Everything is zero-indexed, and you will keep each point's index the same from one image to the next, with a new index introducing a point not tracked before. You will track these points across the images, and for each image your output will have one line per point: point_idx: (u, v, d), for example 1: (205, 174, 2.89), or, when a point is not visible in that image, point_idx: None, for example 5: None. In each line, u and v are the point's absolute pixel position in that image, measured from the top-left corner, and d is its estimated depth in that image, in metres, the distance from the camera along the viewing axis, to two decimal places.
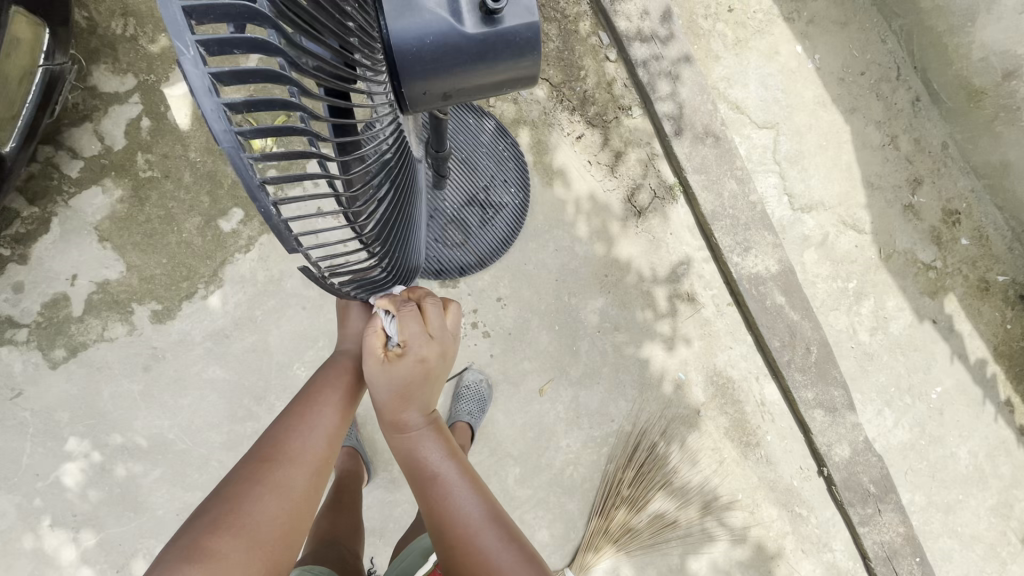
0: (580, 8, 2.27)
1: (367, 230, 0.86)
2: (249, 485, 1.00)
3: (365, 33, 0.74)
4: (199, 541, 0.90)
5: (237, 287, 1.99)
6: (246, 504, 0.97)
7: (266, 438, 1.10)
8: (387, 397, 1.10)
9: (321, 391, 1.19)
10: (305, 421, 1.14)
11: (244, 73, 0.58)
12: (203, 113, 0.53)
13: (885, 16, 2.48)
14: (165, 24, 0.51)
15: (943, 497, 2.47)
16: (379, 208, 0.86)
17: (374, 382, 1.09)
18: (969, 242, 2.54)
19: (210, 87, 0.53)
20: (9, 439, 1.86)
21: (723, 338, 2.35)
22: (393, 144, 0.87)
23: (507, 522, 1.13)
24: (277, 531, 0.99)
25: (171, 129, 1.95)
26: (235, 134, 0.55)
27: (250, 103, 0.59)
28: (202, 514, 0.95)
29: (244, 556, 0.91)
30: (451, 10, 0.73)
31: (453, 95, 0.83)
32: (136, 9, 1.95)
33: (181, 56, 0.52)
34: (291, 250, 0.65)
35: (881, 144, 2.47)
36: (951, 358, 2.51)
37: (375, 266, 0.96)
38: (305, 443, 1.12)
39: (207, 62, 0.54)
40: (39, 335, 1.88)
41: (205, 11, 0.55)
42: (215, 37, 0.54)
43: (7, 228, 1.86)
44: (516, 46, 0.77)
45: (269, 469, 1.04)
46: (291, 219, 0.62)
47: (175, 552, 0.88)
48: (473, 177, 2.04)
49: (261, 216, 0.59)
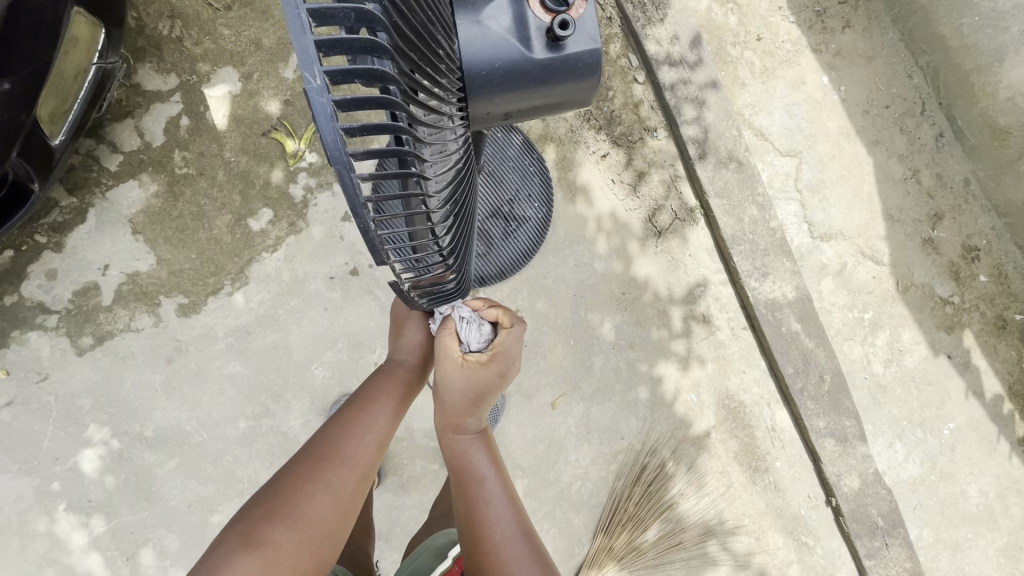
0: (611, 30, 2.31)
1: (444, 241, 0.97)
2: (302, 482, 1.08)
3: (450, 58, 0.83)
4: (254, 531, 0.98)
5: (262, 285, 2.03)
6: (299, 500, 1.05)
7: (319, 439, 1.19)
8: (463, 397, 1.29)
9: (373, 398, 1.30)
10: (357, 426, 1.23)
11: (359, 101, 0.66)
12: (323, 138, 0.60)
13: (913, 51, 2.50)
14: (298, 58, 0.57)
15: (952, 535, 2.45)
16: (448, 216, 0.95)
17: (453, 379, 1.26)
18: (988, 278, 2.53)
19: (331, 114, 0.60)
20: (32, 422, 1.90)
21: (736, 362, 2.35)
22: (463, 152, 0.94)
23: (533, 539, 1.26)
24: (323, 528, 1.06)
25: (209, 128, 2.00)
26: (347, 157, 0.62)
27: (358, 126, 0.67)
28: (262, 502, 1.04)
29: (296, 546, 1.00)
30: (520, 38, 0.86)
31: (511, 115, 0.98)
32: (183, 12, 2.01)
33: (308, 86, 0.59)
34: (380, 261, 0.73)
35: (903, 177, 2.48)
36: (965, 394, 2.50)
37: (447, 276, 1.05)
38: (354, 447, 1.19)
39: (330, 90, 0.61)
40: (68, 322, 1.92)
41: (333, 45, 0.62)
42: (339, 68, 0.61)
43: (45, 217, 1.91)
44: (577, 70, 0.90)
45: (321, 469, 1.12)
46: (386, 234, 0.70)
47: (236, 536, 0.97)
48: (499, 191, 2.09)
49: (361, 231, 0.67)
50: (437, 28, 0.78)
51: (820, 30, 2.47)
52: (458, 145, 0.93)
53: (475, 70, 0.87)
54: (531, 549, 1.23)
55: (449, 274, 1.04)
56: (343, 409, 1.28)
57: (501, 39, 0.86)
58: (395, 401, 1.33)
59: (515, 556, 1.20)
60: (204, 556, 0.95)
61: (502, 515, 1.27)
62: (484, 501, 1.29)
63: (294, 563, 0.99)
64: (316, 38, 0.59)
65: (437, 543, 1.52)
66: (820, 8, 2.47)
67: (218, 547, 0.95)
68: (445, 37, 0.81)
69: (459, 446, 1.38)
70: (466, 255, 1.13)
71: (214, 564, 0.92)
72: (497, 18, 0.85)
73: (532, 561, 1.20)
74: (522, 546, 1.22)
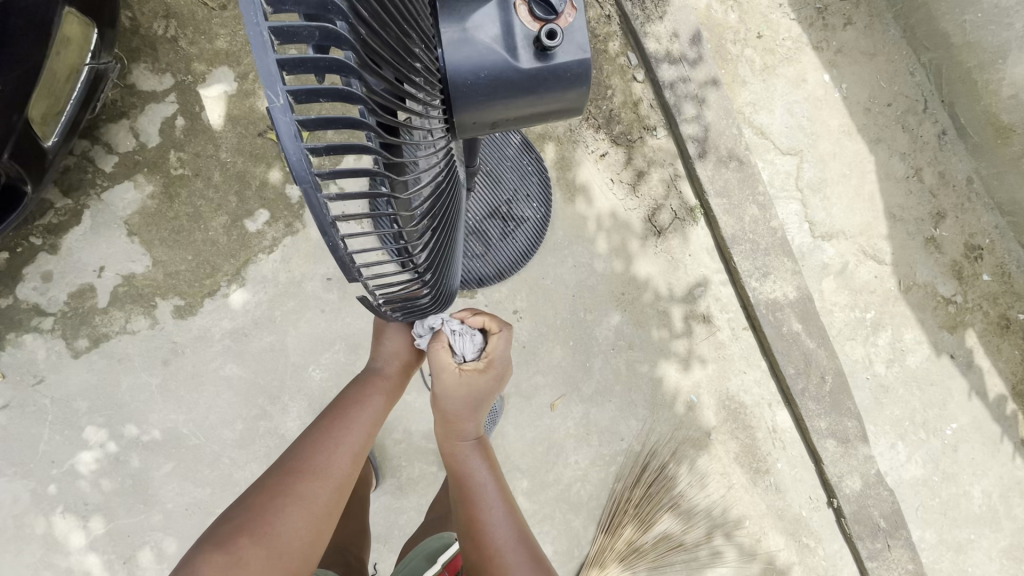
0: (610, 28, 2.29)
1: (420, 260, 0.95)
2: (274, 497, 1.08)
3: (428, 71, 0.81)
4: (224, 547, 0.97)
5: (258, 287, 2.01)
6: (269, 516, 1.04)
7: (295, 451, 1.18)
8: (461, 404, 1.29)
9: (351, 409, 1.29)
10: (334, 438, 1.22)
11: (327, 119, 0.64)
12: (287, 157, 0.59)
13: (915, 48, 2.47)
14: (260, 77, 0.56)
15: (954, 536, 2.43)
16: (430, 233, 0.94)
17: (450, 390, 1.26)
18: (991, 278, 2.51)
19: (295, 134, 0.59)
20: (28, 425, 1.89)
21: (737, 362, 2.34)
22: (444, 166, 0.94)
23: (532, 545, 1.26)
24: (297, 543, 1.05)
25: (205, 129, 1.99)
26: (313, 177, 0.60)
27: (327, 144, 0.65)
28: (232, 518, 1.03)
29: (264, 565, 0.99)
30: (507, 47, 0.84)
31: (499, 124, 0.96)
32: (178, 11, 2.00)
33: (271, 104, 0.57)
34: (352, 279, 0.72)
35: (905, 176, 2.46)
36: (968, 394, 2.48)
37: (422, 292, 1.02)
38: (331, 458, 1.18)
39: (293, 109, 0.59)
40: (64, 324, 1.91)
41: (297, 63, 0.61)
42: (303, 88, 0.59)
43: (39, 218, 1.90)
44: (566, 79, 0.88)
45: (294, 482, 1.11)
46: (357, 253, 0.68)
47: (202, 554, 0.96)
48: (497, 192, 2.07)
49: (330, 250, 0.66)
50: (414, 41, 0.76)
51: (821, 28, 2.45)
52: (440, 160, 0.94)
53: (458, 81, 0.85)
54: (529, 551, 1.24)
55: (425, 290, 1.02)
56: (319, 420, 1.27)
57: (488, 48, 0.84)
58: (372, 411, 1.32)
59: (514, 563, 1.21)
60: (178, 569, 0.94)
61: (501, 521, 1.27)
62: (482, 507, 1.29)
63: None
64: (277, 57, 0.57)
65: (429, 547, 1.50)
66: (821, 5, 2.45)
67: (190, 562, 0.95)
68: (424, 50, 0.79)
69: (459, 453, 1.37)
70: (446, 268, 1.11)
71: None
72: (483, 27, 0.83)
73: (530, 569, 1.20)
74: (521, 551, 1.23)
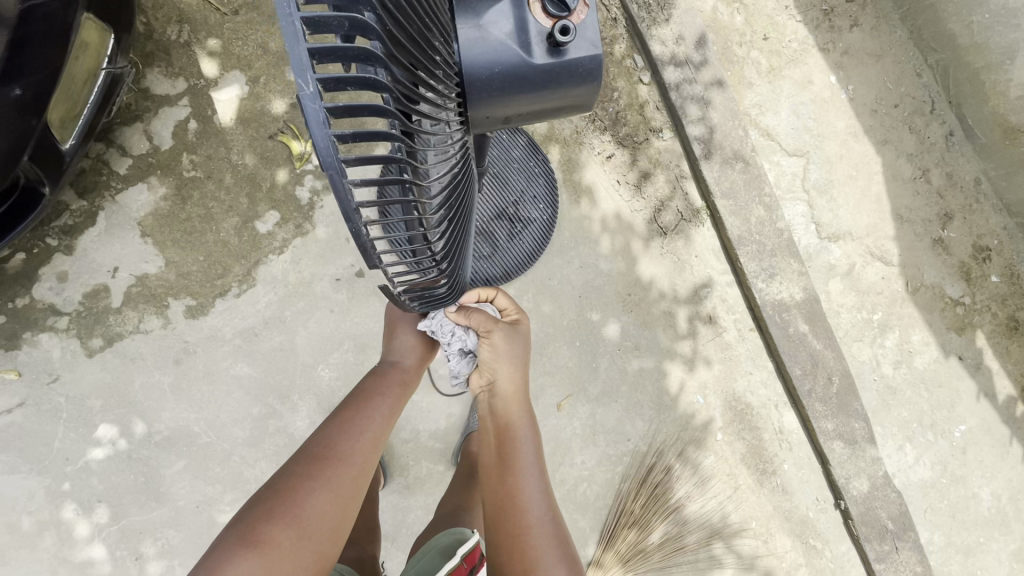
0: (616, 31, 2.31)
1: (437, 247, 0.97)
2: (301, 482, 1.08)
3: (447, 65, 0.83)
4: (258, 527, 0.98)
5: (269, 287, 2.04)
6: (300, 499, 1.05)
7: (318, 438, 1.19)
8: (516, 360, 1.39)
9: (370, 399, 1.31)
10: (354, 426, 1.23)
11: (352, 107, 0.66)
12: (315, 142, 0.60)
13: (922, 49, 2.47)
14: (291, 67, 0.57)
15: (963, 538, 2.41)
16: (444, 223, 0.94)
17: (511, 344, 1.37)
18: (999, 279, 2.50)
19: (323, 121, 0.60)
20: (43, 422, 1.92)
21: (743, 363, 2.34)
22: (461, 158, 0.95)
23: (561, 527, 1.28)
24: (326, 524, 1.05)
25: (216, 131, 2.02)
26: (339, 162, 0.61)
27: (352, 131, 0.67)
28: (263, 501, 1.04)
29: (296, 546, 0.99)
30: (520, 42, 0.86)
31: (511, 119, 0.98)
32: (191, 16, 2.03)
33: (300, 93, 0.59)
34: (372, 266, 0.73)
35: (913, 177, 2.46)
36: (977, 396, 2.47)
37: (438, 281, 1.05)
38: (352, 446, 1.19)
39: (322, 97, 0.60)
40: (78, 323, 1.94)
41: (326, 52, 0.62)
42: (332, 75, 0.61)
43: (56, 219, 1.93)
44: (578, 75, 0.90)
45: (321, 466, 1.12)
46: (378, 237, 0.70)
47: (237, 535, 0.97)
48: (504, 192, 2.09)
49: (353, 234, 0.67)
50: (434, 35, 0.78)
51: (827, 29, 2.45)
52: (456, 151, 0.93)
53: (474, 76, 0.87)
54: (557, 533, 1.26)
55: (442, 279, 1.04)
56: (339, 410, 1.28)
57: (502, 44, 0.85)
58: (390, 402, 1.35)
59: (543, 546, 1.22)
60: (207, 554, 0.94)
61: (536, 495, 1.28)
62: (518, 476, 1.30)
63: (295, 563, 0.98)
64: (309, 47, 0.59)
65: (444, 542, 1.49)
66: (827, 6, 2.45)
67: (223, 544, 0.95)
68: (443, 43, 0.81)
69: (511, 415, 1.38)
70: (460, 260, 1.13)
71: (221, 558, 0.92)
72: (497, 23, 0.85)
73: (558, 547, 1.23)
74: (551, 532, 1.25)
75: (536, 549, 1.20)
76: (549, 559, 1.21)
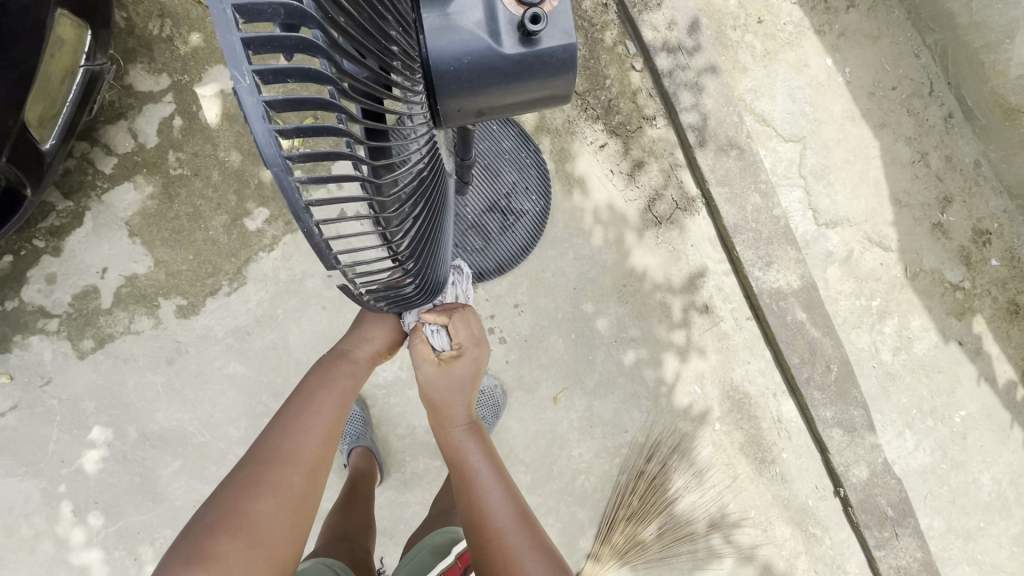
0: (607, 17, 2.27)
1: (402, 247, 0.92)
2: (244, 491, 1.06)
3: (407, 56, 0.81)
4: (204, 541, 0.96)
5: (259, 285, 2.02)
6: (247, 506, 1.03)
7: (263, 442, 1.16)
8: (444, 394, 1.34)
9: (316, 393, 1.28)
10: (300, 424, 1.20)
11: (296, 101, 0.63)
12: (256, 139, 0.58)
13: (920, 30, 2.43)
14: (224, 55, 0.55)
15: (963, 523, 2.41)
16: (411, 221, 0.91)
17: (432, 381, 1.33)
18: (999, 263, 2.47)
19: (263, 115, 0.58)
20: (37, 425, 1.92)
21: (741, 352, 2.32)
22: (428, 156, 0.92)
23: (534, 525, 1.22)
24: (279, 527, 1.05)
25: (202, 128, 1.99)
26: (284, 159, 0.59)
27: (299, 127, 0.64)
28: (209, 513, 1.02)
29: (247, 553, 0.98)
30: (490, 32, 0.82)
31: (485, 112, 0.94)
32: (172, 11, 2.00)
33: (237, 84, 0.57)
34: (329, 266, 0.70)
35: (911, 161, 2.42)
36: (977, 381, 2.45)
37: (404, 282, 1.02)
38: (300, 444, 1.17)
39: (260, 91, 0.59)
40: (69, 325, 1.93)
41: (263, 43, 0.60)
42: (270, 66, 0.59)
43: (42, 221, 1.91)
44: (552, 66, 0.86)
45: (266, 471, 1.10)
46: (332, 237, 0.67)
47: (183, 553, 0.95)
48: (495, 185, 2.05)
49: (304, 235, 0.65)
50: (388, 22, 0.77)
51: (823, 11, 2.41)
52: (422, 152, 0.91)
53: (442, 68, 0.84)
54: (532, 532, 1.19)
55: (408, 279, 1.01)
56: (284, 406, 1.25)
57: (471, 34, 0.82)
58: (338, 394, 1.31)
59: (516, 545, 1.16)
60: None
61: (498, 502, 1.24)
62: (478, 495, 1.25)
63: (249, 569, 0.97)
64: (244, 35, 0.57)
65: (437, 540, 1.49)
66: None
67: (170, 561, 0.94)
68: (400, 32, 0.79)
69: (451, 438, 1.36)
70: (433, 259, 1.10)
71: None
72: (466, 12, 0.81)
73: (533, 548, 1.16)
74: (524, 534, 1.18)
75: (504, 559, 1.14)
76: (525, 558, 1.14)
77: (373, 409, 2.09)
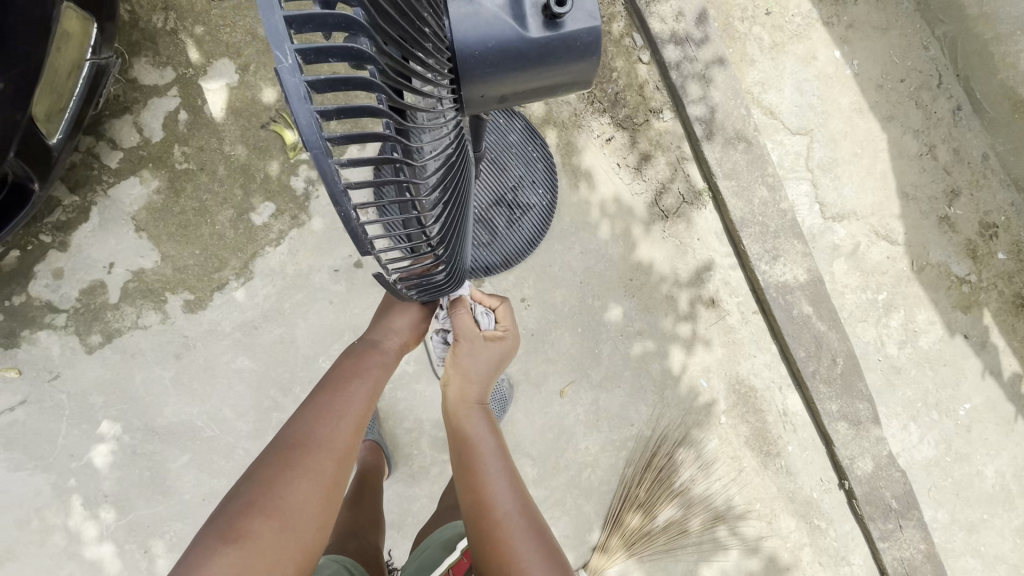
0: (614, 9, 2.26)
1: (433, 234, 0.92)
2: (277, 473, 1.06)
3: (438, 39, 0.79)
4: (235, 521, 0.97)
5: (266, 279, 2.02)
6: (279, 489, 1.03)
7: (295, 424, 1.16)
8: (483, 370, 1.39)
9: (348, 381, 1.28)
10: (332, 411, 1.20)
11: (335, 82, 0.62)
12: (297, 122, 0.57)
13: (928, 21, 2.41)
14: (268, 36, 0.55)
15: (967, 515, 2.42)
16: (442, 208, 0.90)
17: (476, 355, 1.38)
18: (1006, 256, 2.46)
19: (303, 96, 0.57)
20: (46, 420, 1.92)
21: (747, 346, 2.32)
22: (454, 140, 0.90)
23: (534, 516, 1.21)
24: (309, 513, 1.04)
25: (207, 122, 1.98)
26: (323, 142, 0.59)
27: (337, 110, 0.64)
28: (242, 494, 1.02)
29: (278, 537, 0.98)
30: (514, 16, 0.82)
31: (508, 98, 0.94)
32: (176, 3, 1.98)
33: (279, 65, 0.56)
34: (364, 252, 0.69)
35: (919, 153, 2.41)
36: (982, 374, 2.45)
37: (434, 268, 1.01)
38: (332, 430, 1.17)
39: (302, 70, 0.58)
40: (77, 320, 1.93)
41: (304, 22, 0.60)
42: (310, 46, 0.58)
43: (48, 216, 1.91)
44: (576, 49, 0.86)
45: (298, 454, 1.11)
46: (368, 222, 0.66)
47: (216, 532, 0.95)
48: (502, 178, 2.06)
49: (341, 218, 0.64)
50: (422, 5, 0.74)
51: (832, 2, 2.39)
52: (448, 136, 0.89)
53: (467, 52, 0.84)
54: (534, 524, 1.19)
55: (439, 265, 1.00)
56: (317, 390, 1.26)
57: (496, 17, 0.82)
58: (370, 384, 1.31)
59: (519, 534, 1.16)
60: (187, 551, 0.93)
61: (502, 487, 1.24)
62: (482, 474, 1.25)
63: (278, 553, 0.97)
64: (286, 15, 0.56)
65: (446, 535, 1.49)
66: None
67: (202, 540, 0.94)
68: (433, 16, 0.77)
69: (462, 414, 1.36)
70: (460, 246, 1.09)
71: (199, 555, 0.91)
72: None
73: (534, 539, 1.16)
74: (524, 523, 1.18)
75: (505, 543, 1.14)
76: (526, 547, 1.14)
77: (381, 403, 2.09)
